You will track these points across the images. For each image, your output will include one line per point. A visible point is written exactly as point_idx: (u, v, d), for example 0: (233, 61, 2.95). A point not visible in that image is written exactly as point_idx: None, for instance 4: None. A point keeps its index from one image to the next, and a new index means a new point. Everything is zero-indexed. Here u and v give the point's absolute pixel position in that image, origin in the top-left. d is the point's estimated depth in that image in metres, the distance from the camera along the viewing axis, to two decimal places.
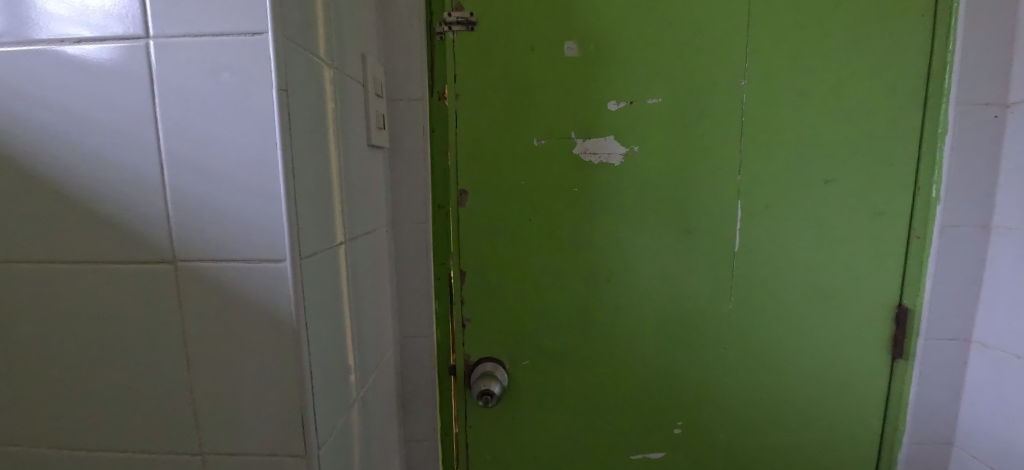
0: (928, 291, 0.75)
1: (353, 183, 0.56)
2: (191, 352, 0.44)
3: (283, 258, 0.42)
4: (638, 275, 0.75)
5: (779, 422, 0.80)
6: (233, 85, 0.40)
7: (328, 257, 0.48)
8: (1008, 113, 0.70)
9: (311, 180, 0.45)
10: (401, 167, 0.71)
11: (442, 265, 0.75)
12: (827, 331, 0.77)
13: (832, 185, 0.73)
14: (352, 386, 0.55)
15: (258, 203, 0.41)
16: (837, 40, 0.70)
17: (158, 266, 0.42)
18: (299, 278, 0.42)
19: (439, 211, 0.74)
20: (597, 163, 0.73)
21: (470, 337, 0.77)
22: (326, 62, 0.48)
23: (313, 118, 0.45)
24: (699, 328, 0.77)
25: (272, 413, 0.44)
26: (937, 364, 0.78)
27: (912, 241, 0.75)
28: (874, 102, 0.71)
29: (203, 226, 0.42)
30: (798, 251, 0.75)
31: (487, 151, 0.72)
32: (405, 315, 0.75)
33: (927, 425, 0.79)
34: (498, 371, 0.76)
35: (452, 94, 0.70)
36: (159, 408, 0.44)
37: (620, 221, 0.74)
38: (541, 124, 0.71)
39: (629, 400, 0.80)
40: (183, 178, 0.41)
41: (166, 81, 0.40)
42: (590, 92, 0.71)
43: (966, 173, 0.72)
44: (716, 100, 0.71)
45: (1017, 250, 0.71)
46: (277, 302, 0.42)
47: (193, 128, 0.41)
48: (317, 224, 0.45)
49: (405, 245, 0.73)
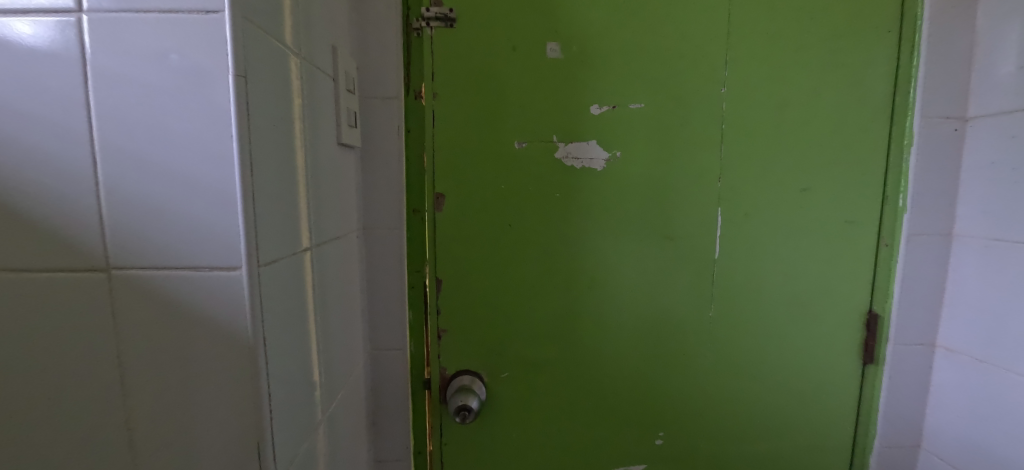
0: (896, 298, 0.77)
1: (321, 185, 0.52)
2: (127, 373, 0.38)
3: (238, 266, 0.37)
4: (618, 284, 0.74)
5: (757, 429, 0.80)
6: (183, 69, 0.35)
7: (291, 265, 0.43)
8: (967, 126, 0.74)
9: (272, 180, 0.40)
10: (373, 168, 0.67)
11: (416, 273, 0.71)
12: (804, 337, 0.78)
13: (807, 193, 0.74)
14: (318, 404, 0.50)
15: (210, 203, 0.37)
16: (812, 51, 0.71)
17: (88, 274, 0.37)
18: (257, 288, 0.38)
19: (414, 216, 0.70)
20: (579, 168, 0.71)
21: (445, 349, 0.73)
22: (293, 50, 0.44)
23: (275, 110, 0.41)
24: (678, 336, 0.76)
25: (225, 440, 0.39)
26: (905, 369, 0.79)
27: (881, 248, 0.76)
28: (845, 113, 0.73)
29: (143, 229, 0.37)
30: (776, 258, 0.75)
31: (464, 152, 0.69)
32: (377, 327, 0.71)
33: (897, 429, 0.81)
34: (476, 384, 0.72)
35: (429, 93, 0.67)
36: (87, 439, 0.38)
37: (601, 229, 0.72)
38: (520, 126, 0.69)
39: (611, 410, 0.78)
40: (121, 172, 0.36)
41: (102, 64, 0.35)
42: (572, 95, 0.69)
43: (929, 184, 0.75)
44: (697, 106, 0.71)
45: (978, 258, 0.73)
46: (231, 317, 0.38)
47: (134, 118, 0.36)
48: (279, 228, 0.41)
49: (377, 251, 0.69)
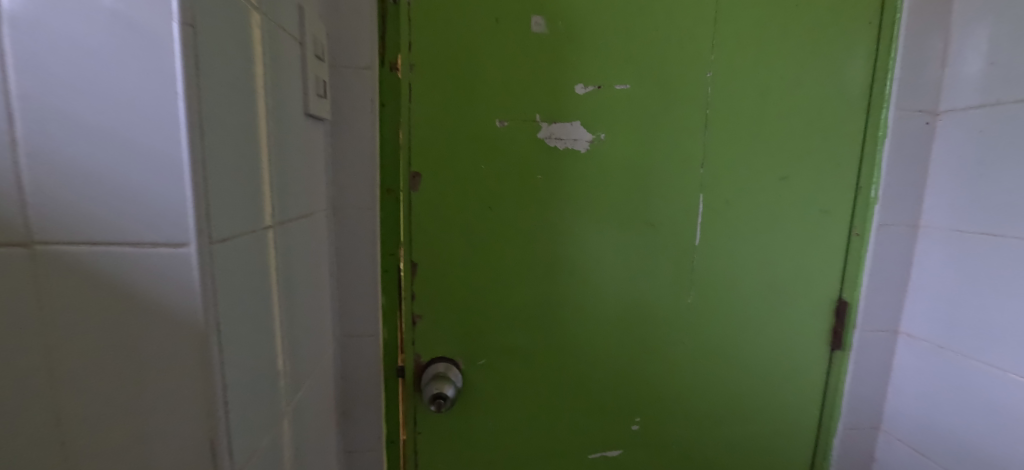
0: (865, 286, 0.79)
1: (285, 158, 0.47)
2: (56, 361, 0.34)
3: (186, 243, 0.33)
4: (600, 271, 0.73)
5: (731, 414, 0.82)
6: (117, 14, 0.31)
7: (249, 244, 0.40)
8: (938, 120, 0.76)
9: (227, 148, 0.36)
10: (344, 144, 0.63)
11: (390, 256, 0.68)
12: (777, 324, 0.79)
13: (785, 182, 0.75)
14: (281, 393, 0.47)
15: (152, 170, 0.32)
16: (796, 39, 0.71)
17: (8, 250, 0.32)
18: (208, 268, 0.34)
19: (387, 196, 0.66)
20: (562, 149, 0.68)
21: (420, 336, 0.71)
22: (252, 5, 0.39)
23: (230, 70, 0.36)
24: (656, 323, 0.76)
25: (173, 434, 0.36)
26: (870, 354, 0.82)
27: (853, 238, 0.78)
28: (824, 103, 0.73)
29: (72, 199, 0.32)
30: (754, 245, 0.76)
31: (443, 130, 0.65)
32: (347, 313, 0.67)
33: (858, 412, 0.84)
34: (451, 372, 0.71)
35: (405, 65, 0.63)
36: (10, 435, 0.34)
37: (583, 214, 0.71)
38: (502, 103, 0.66)
39: (589, 397, 0.77)
40: (44, 132, 0.31)
41: (19, 5, 0.30)
42: (556, 74, 0.66)
43: (900, 175, 0.77)
44: (683, 91, 0.69)
45: (942, 248, 0.76)
46: (179, 300, 0.34)
47: (59, 70, 0.31)
48: (237, 203, 0.37)
49: (348, 232, 0.65)
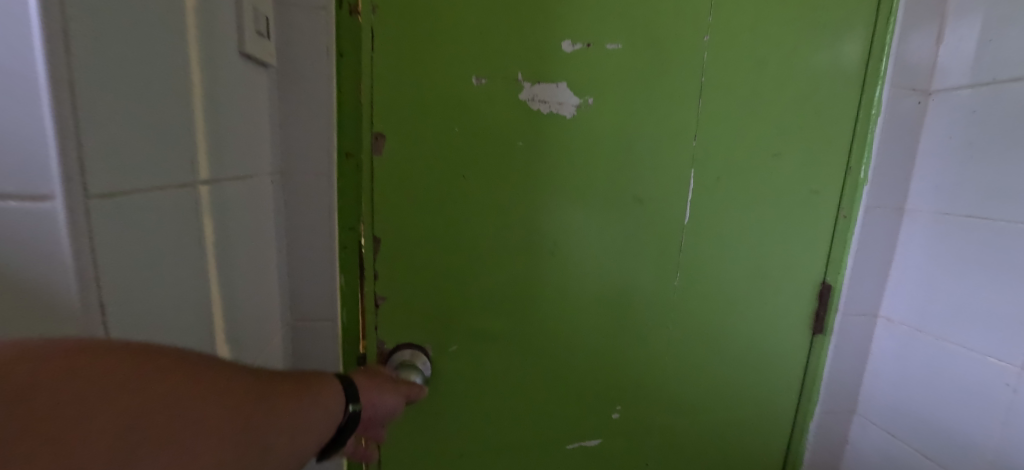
0: (847, 270, 0.78)
1: (215, 105, 0.39)
2: None
3: (50, 197, 0.24)
4: (583, 250, 0.67)
5: (711, 401, 0.79)
6: None
7: (158, 205, 0.32)
8: (930, 100, 0.73)
9: (116, 74, 0.27)
10: (296, 98, 0.55)
11: (350, 231, 0.60)
12: (761, 308, 0.77)
13: (777, 159, 0.71)
14: None
15: None
16: (796, 4, 0.66)
17: None
18: (88, 232, 0.26)
19: (347, 162, 0.58)
20: (545, 113, 0.62)
21: (384, 319, 0.64)
22: None
23: None
24: (638, 307, 0.72)
25: None
26: (849, 338, 0.81)
27: (840, 220, 0.76)
28: (819, 75, 0.69)
29: None
30: (743, 226, 0.72)
31: (411, 87, 0.57)
32: (300, 292, 0.61)
33: (834, 396, 0.84)
34: (419, 360, 0.64)
35: (367, 8, 0.54)
36: None
37: (567, 188, 0.65)
38: (479, 58, 0.58)
39: (567, 384, 0.73)
40: None
41: None
42: (540, 27, 0.59)
43: (890, 156, 0.74)
44: (678, 54, 0.64)
45: (926, 232, 0.74)
46: (43, 273, 0.25)
47: None
48: (139, 152, 0.29)
49: (300, 200, 0.58)
